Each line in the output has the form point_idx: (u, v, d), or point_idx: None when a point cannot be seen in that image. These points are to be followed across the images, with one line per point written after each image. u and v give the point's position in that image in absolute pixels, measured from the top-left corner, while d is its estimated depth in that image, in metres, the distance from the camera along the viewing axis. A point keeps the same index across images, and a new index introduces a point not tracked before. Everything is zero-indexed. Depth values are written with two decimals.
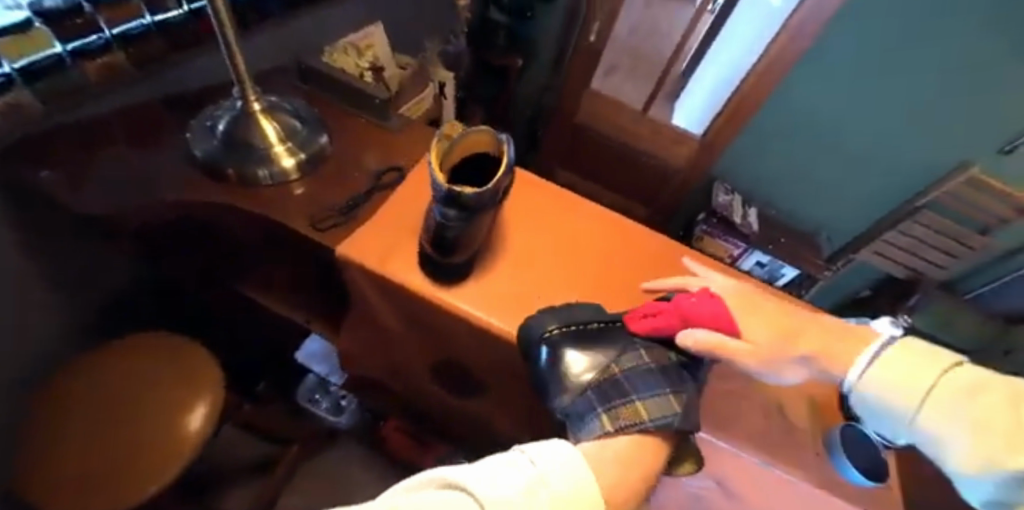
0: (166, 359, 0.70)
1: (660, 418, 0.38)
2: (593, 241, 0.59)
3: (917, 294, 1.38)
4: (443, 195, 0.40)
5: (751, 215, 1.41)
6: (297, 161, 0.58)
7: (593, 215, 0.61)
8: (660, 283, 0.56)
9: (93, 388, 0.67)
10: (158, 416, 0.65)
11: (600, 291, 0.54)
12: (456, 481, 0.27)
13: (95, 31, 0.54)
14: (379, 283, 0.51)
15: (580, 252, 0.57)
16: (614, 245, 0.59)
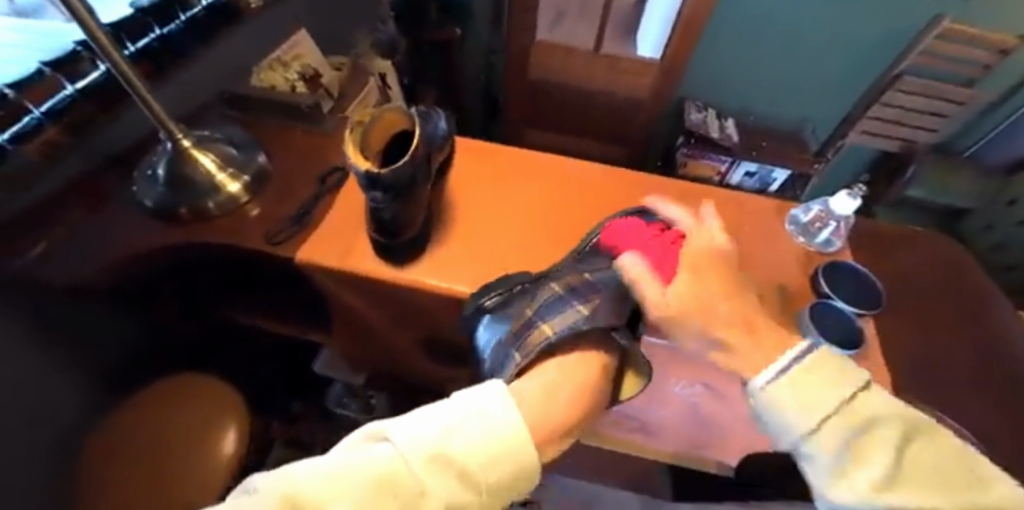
0: (189, 389, 0.73)
1: (563, 328, 0.43)
2: (539, 192, 0.61)
3: (913, 166, 1.32)
4: (365, 180, 0.42)
5: (728, 126, 1.39)
6: (243, 184, 0.60)
7: (535, 168, 0.64)
8: (609, 216, 0.59)
9: (115, 426, 0.69)
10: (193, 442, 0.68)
11: (553, 237, 0.56)
12: (387, 435, 0.31)
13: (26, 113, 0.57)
14: (343, 279, 0.54)
15: (528, 206, 0.59)
16: (559, 191, 0.61)
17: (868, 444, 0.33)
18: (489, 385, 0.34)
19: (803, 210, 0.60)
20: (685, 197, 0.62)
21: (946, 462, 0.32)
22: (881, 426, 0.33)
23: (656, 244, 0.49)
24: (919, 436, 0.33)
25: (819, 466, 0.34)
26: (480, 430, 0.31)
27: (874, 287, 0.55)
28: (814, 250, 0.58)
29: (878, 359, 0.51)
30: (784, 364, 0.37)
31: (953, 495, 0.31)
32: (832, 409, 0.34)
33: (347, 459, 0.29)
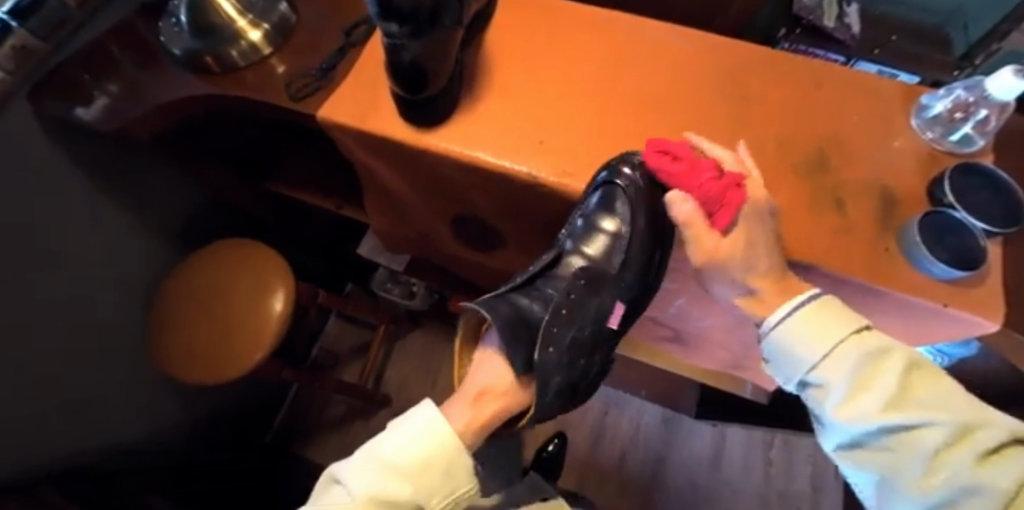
0: (240, 254, 0.80)
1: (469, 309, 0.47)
2: (590, 55, 0.51)
3: None
4: (377, 5, 0.35)
5: (850, 13, 1.12)
6: (263, 33, 0.55)
7: (588, 26, 0.53)
8: (672, 90, 0.49)
9: (185, 286, 0.79)
10: (245, 302, 0.77)
11: (599, 109, 0.48)
12: (337, 478, 0.36)
13: None
14: (367, 142, 0.50)
15: (575, 71, 0.50)
16: (613, 55, 0.51)
17: (873, 366, 0.32)
18: (421, 410, 0.37)
19: (939, 96, 0.45)
20: (777, 69, 0.50)
21: (947, 388, 0.30)
22: (890, 352, 0.32)
23: (706, 175, 0.38)
24: (922, 364, 0.31)
25: (827, 388, 0.34)
26: (411, 441, 0.35)
27: (1016, 199, 0.41)
28: (944, 149, 0.45)
29: (1000, 285, 0.40)
30: (792, 305, 0.36)
31: (950, 411, 0.29)
32: (845, 337, 0.33)
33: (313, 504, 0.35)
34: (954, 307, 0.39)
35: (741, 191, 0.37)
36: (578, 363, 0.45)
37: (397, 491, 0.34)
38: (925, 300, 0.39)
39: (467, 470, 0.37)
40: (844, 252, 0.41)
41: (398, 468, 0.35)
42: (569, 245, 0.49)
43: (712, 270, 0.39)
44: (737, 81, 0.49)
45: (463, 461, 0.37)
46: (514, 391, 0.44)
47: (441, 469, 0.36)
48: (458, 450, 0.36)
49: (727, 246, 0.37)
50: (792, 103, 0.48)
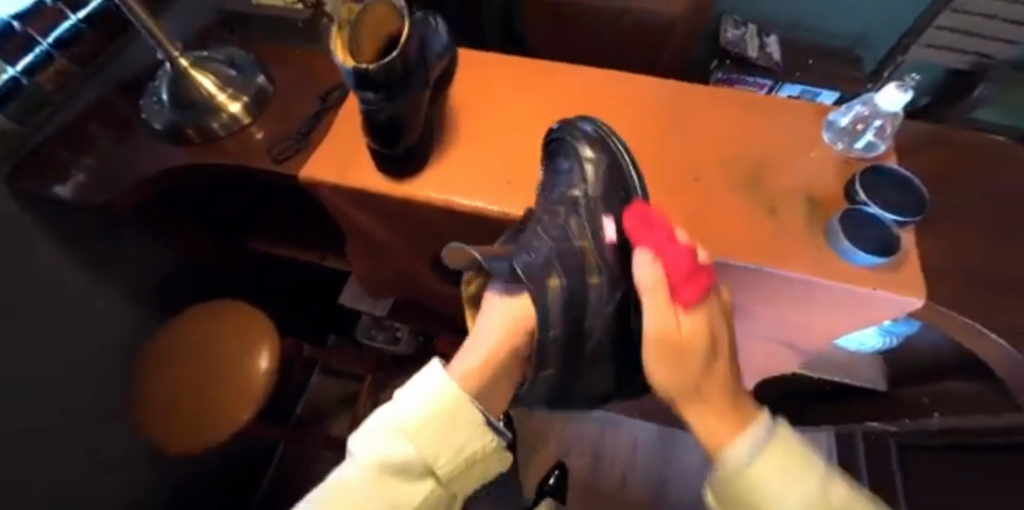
0: (225, 315, 0.81)
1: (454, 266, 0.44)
2: (549, 102, 0.57)
3: (984, 84, 1.12)
4: (354, 79, 0.40)
5: (770, 43, 1.26)
6: (243, 105, 0.59)
7: (543, 76, 0.59)
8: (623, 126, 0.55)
9: (169, 352, 0.79)
10: (232, 363, 0.77)
11: None
12: (350, 448, 0.35)
13: (34, 45, 0.58)
14: (346, 194, 0.54)
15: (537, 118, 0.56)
16: (569, 100, 0.57)
17: (794, 478, 0.29)
18: (428, 375, 0.37)
19: (842, 112, 0.54)
20: (705, 98, 0.57)
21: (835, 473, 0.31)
22: (808, 472, 0.29)
23: (685, 251, 0.36)
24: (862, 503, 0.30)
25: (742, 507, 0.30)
26: (416, 401, 0.35)
27: (918, 190, 0.49)
28: (854, 155, 0.53)
29: (915, 268, 0.46)
30: (752, 441, 0.30)
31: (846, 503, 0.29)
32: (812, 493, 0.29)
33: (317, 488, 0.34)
34: (880, 289, 0.44)
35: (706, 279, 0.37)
36: (580, 286, 0.39)
37: (405, 449, 0.32)
38: (853, 286, 0.45)
39: (474, 424, 0.36)
40: (782, 253, 0.46)
41: (402, 430, 0.33)
42: (555, 189, 0.46)
43: (675, 353, 0.35)
44: (674, 112, 0.56)
45: (470, 411, 0.36)
46: (519, 325, 0.41)
47: (446, 426, 0.35)
48: (461, 404, 0.36)
49: (690, 323, 0.36)
50: (725, 129, 0.55)
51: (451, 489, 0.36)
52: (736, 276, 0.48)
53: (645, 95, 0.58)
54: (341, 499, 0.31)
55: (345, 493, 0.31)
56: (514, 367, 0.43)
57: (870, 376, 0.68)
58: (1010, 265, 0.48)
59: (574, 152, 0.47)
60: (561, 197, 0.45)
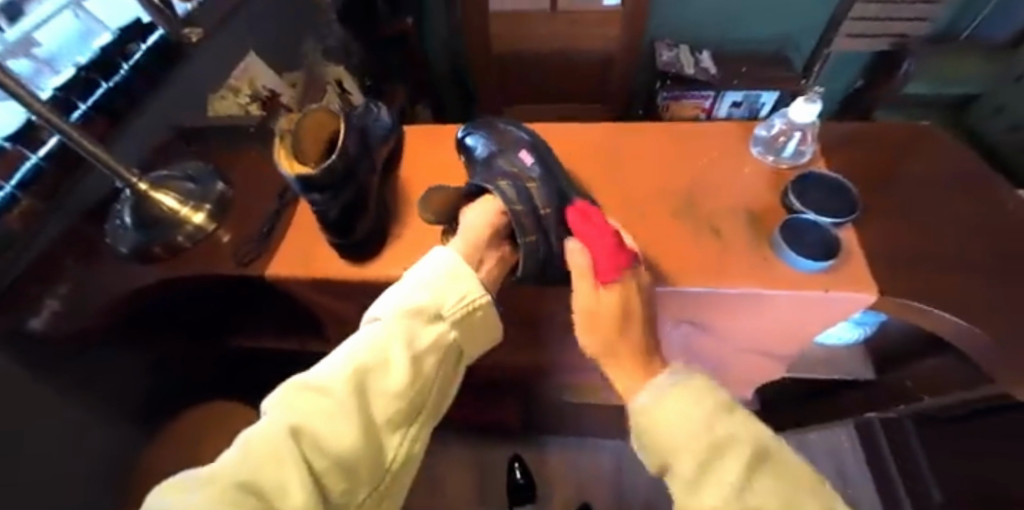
0: (219, 415, 0.78)
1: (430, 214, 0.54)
2: None
3: (908, 61, 1.29)
4: (299, 186, 0.43)
5: (703, 59, 1.44)
6: (206, 213, 0.62)
7: None
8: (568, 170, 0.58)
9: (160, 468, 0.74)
10: None
11: None
12: (373, 318, 0.42)
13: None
14: (313, 284, 0.55)
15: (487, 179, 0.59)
16: None
17: None
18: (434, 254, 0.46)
19: (765, 126, 0.58)
20: (641, 134, 0.61)
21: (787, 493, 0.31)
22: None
23: (608, 235, 0.45)
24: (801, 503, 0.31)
25: None
26: (431, 271, 0.44)
27: (846, 190, 0.52)
28: (785, 164, 0.56)
29: (861, 264, 0.48)
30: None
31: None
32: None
33: (338, 353, 0.39)
34: (833, 290, 0.46)
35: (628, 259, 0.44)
36: (521, 187, 0.51)
37: (421, 296, 0.42)
38: (807, 291, 0.47)
39: (475, 282, 0.45)
40: (735, 272, 0.48)
41: (422, 287, 0.43)
42: (481, 150, 0.58)
43: (596, 320, 0.44)
44: (610, 152, 0.60)
45: (471, 274, 0.45)
46: (495, 221, 0.50)
47: (453, 284, 0.44)
48: (462, 266, 0.45)
49: (606, 295, 0.43)
50: (661, 161, 0.58)
51: (459, 337, 0.45)
52: (692, 300, 0.50)
53: (581, 142, 0.61)
54: (374, 341, 0.39)
55: (376, 335, 0.40)
56: (503, 259, 0.51)
57: (853, 367, 0.66)
58: (950, 242, 0.51)
59: (494, 127, 0.60)
60: (490, 154, 0.57)
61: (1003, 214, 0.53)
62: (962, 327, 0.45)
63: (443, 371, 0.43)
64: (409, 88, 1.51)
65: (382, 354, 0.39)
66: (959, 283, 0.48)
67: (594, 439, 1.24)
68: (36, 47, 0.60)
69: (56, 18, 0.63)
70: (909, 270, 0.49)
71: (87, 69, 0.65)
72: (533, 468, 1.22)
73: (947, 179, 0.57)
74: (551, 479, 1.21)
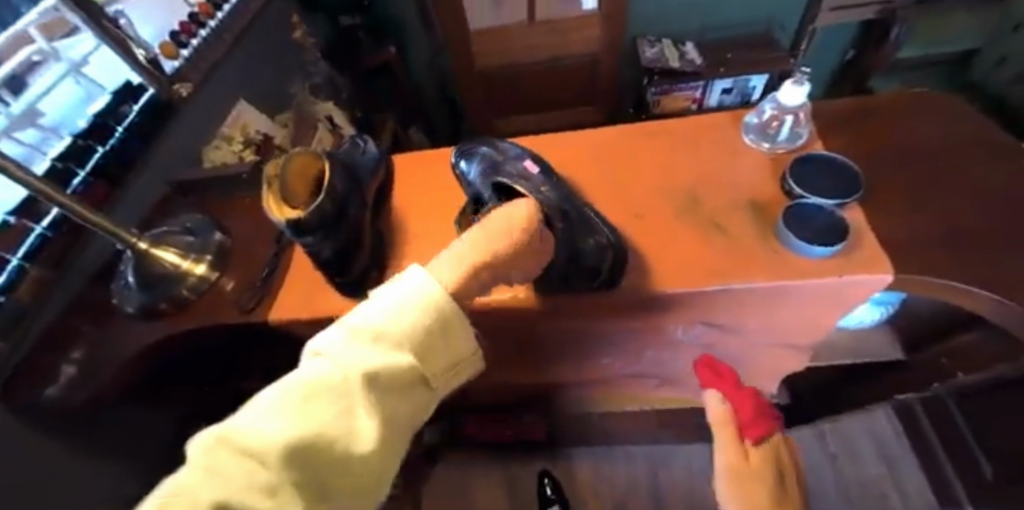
0: None
1: None
2: None
3: (898, 26, 1.28)
4: (290, 231, 0.43)
5: (687, 50, 1.44)
6: (207, 264, 0.62)
7: None
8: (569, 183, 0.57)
9: None
10: None
11: None
12: (318, 352, 0.26)
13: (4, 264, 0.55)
14: (318, 325, 0.55)
15: None
16: None
17: None
18: (418, 276, 0.30)
19: (756, 113, 0.57)
20: (633, 135, 0.60)
21: None
22: None
23: None
24: None
25: None
26: (414, 301, 0.29)
27: (851, 170, 0.50)
28: (782, 149, 0.55)
29: (874, 243, 0.47)
30: None
31: None
32: None
33: (252, 418, 0.22)
34: (848, 275, 0.45)
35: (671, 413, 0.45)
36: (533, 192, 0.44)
37: (399, 343, 0.27)
38: (822, 279, 0.45)
39: (467, 323, 0.32)
40: (743, 268, 0.47)
41: (400, 325, 0.28)
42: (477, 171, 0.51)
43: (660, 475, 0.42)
44: (603, 158, 0.59)
45: (459, 314, 0.31)
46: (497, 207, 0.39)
47: (437, 326, 0.30)
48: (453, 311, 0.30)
49: None
50: (655, 161, 0.57)
51: (431, 384, 0.31)
52: (702, 301, 0.48)
53: (578, 152, 0.60)
54: (322, 402, 0.23)
55: (329, 382, 0.24)
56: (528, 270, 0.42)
57: (883, 349, 0.63)
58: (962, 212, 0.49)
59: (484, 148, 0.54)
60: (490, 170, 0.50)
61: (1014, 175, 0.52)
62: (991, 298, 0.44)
63: (403, 436, 0.30)
64: (398, 116, 1.52)
65: (331, 425, 0.23)
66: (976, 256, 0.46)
67: (623, 448, 1.21)
68: (43, 117, 0.61)
69: (57, 87, 0.63)
70: (925, 242, 0.47)
71: (83, 136, 0.65)
72: (564, 486, 1.19)
73: (953, 147, 0.55)
74: (583, 491, 1.19)
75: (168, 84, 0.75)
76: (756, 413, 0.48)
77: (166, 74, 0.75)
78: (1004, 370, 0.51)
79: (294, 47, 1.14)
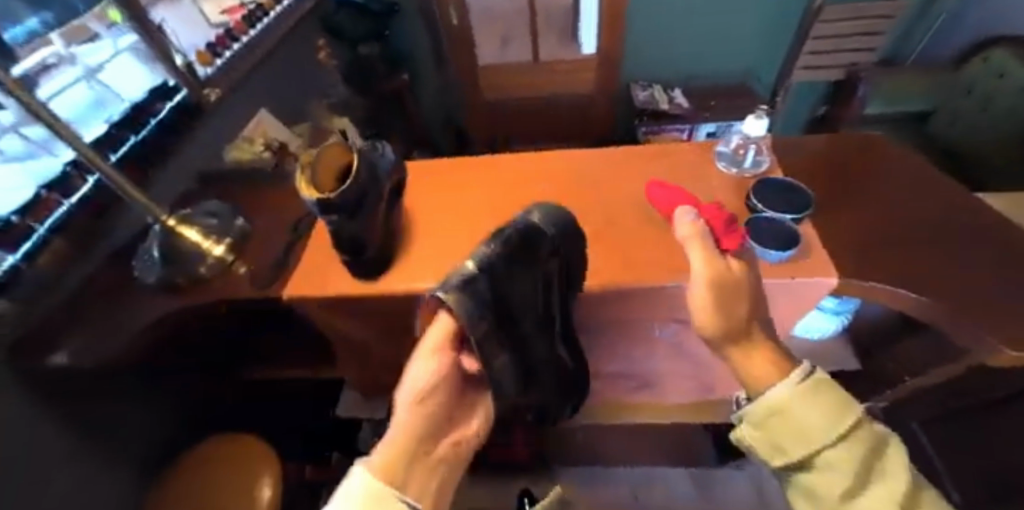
0: (232, 444, 0.79)
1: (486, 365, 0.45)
2: (504, 190, 0.67)
3: (862, 84, 1.43)
4: (318, 207, 0.50)
5: (676, 95, 1.57)
6: (226, 245, 0.65)
7: (501, 172, 0.70)
8: (572, 196, 0.65)
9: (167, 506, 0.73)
10: (229, 490, 0.75)
11: None
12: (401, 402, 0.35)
13: (32, 232, 0.60)
14: (330, 304, 0.60)
15: (500, 206, 0.65)
16: (524, 185, 0.67)
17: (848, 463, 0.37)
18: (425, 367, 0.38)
19: (726, 144, 0.66)
20: (613, 161, 0.68)
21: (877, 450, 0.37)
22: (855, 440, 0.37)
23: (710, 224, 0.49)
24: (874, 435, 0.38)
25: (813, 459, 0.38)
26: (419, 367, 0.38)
27: (800, 190, 0.59)
28: (748, 174, 0.63)
29: (819, 250, 0.55)
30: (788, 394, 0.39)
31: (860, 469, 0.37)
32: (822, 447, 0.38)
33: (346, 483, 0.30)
34: (799, 277, 0.52)
35: (738, 236, 0.49)
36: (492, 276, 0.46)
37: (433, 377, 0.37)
38: (776, 280, 0.52)
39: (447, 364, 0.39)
40: None
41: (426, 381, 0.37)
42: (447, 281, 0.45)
43: (725, 296, 0.43)
44: (597, 176, 0.67)
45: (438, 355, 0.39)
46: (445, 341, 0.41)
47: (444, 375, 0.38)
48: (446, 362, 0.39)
49: (703, 265, 0.45)
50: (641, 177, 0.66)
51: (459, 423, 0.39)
52: (677, 296, 0.55)
53: (578, 170, 0.68)
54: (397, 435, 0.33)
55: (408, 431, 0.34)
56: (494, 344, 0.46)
57: (843, 359, 0.70)
58: (899, 230, 0.58)
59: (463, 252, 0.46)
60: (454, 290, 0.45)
61: (944, 204, 0.60)
62: (913, 299, 0.51)
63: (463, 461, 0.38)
64: (405, 139, 1.62)
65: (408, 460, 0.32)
66: (911, 267, 0.54)
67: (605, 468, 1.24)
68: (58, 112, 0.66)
69: (71, 88, 0.70)
70: (866, 253, 0.55)
71: (118, 126, 0.73)
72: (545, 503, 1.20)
73: (896, 179, 0.63)
74: None
75: (199, 87, 0.83)
76: (730, 228, 0.49)
77: (199, 79, 0.84)
78: (948, 373, 0.58)
79: (317, 68, 1.25)
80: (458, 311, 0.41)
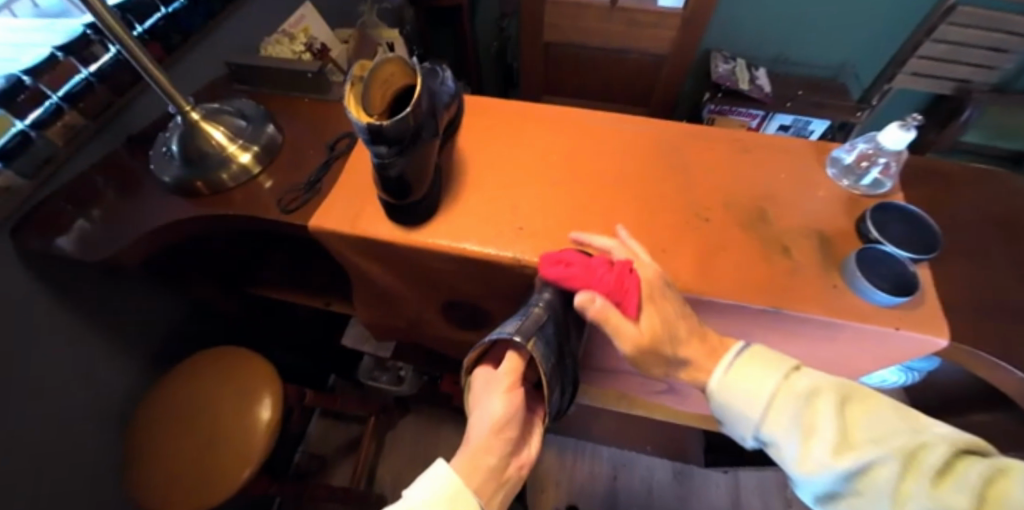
0: (233, 360, 0.76)
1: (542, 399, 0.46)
2: (573, 149, 0.58)
3: (969, 109, 1.26)
4: (366, 134, 0.41)
5: (758, 75, 1.41)
6: (253, 155, 0.58)
7: (572, 126, 0.60)
8: (651, 174, 0.55)
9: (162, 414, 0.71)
10: (224, 406, 0.71)
11: (579, 206, 0.53)
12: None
13: (45, 99, 0.54)
14: (358, 244, 0.54)
15: (566, 167, 0.56)
16: (596, 149, 0.58)
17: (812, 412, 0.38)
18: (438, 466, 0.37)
19: (846, 149, 0.55)
20: (705, 142, 0.58)
21: (883, 413, 0.37)
22: (820, 392, 0.38)
23: (601, 272, 0.42)
24: (854, 394, 0.38)
25: (817, 442, 0.37)
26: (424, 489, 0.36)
27: (927, 224, 0.49)
28: (860, 191, 0.53)
29: (935, 301, 0.46)
30: (726, 364, 0.42)
31: (883, 443, 0.35)
32: (798, 414, 0.38)
33: None
34: (908, 330, 0.44)
35: (634, 276, 0.42)
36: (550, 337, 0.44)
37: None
38: (879, 327, 0.44)
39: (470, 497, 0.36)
40: (803, 297, 0.46)
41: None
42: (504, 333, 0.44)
43: (650, 350, 0.42)
44: (682, 156, 0.57)
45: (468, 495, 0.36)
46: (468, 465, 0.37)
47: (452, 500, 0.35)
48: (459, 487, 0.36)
49: (642, 328, 0.41)
50: (735, 167, 0.56)
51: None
52: (754, 319, 0.47)
53: (661, 142, 0.58)
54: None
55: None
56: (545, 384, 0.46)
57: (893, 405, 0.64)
58: None
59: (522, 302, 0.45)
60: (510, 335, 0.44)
61: None
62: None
63: None
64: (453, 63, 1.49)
65: None
66: None
67: (593, 444, 1.22)
68: None
69: None
70: (987, 315, 0.46)
71: None
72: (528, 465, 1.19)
73: None
74: (544, 477, 1.19)
75: None
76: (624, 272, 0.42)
77: None
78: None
79: None
80: (533, 354, 0.42)
